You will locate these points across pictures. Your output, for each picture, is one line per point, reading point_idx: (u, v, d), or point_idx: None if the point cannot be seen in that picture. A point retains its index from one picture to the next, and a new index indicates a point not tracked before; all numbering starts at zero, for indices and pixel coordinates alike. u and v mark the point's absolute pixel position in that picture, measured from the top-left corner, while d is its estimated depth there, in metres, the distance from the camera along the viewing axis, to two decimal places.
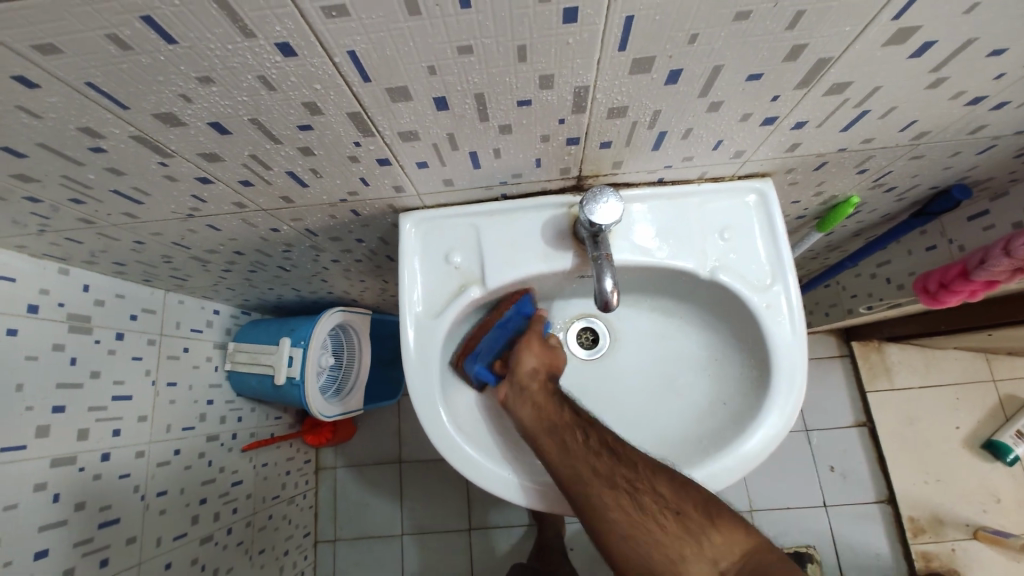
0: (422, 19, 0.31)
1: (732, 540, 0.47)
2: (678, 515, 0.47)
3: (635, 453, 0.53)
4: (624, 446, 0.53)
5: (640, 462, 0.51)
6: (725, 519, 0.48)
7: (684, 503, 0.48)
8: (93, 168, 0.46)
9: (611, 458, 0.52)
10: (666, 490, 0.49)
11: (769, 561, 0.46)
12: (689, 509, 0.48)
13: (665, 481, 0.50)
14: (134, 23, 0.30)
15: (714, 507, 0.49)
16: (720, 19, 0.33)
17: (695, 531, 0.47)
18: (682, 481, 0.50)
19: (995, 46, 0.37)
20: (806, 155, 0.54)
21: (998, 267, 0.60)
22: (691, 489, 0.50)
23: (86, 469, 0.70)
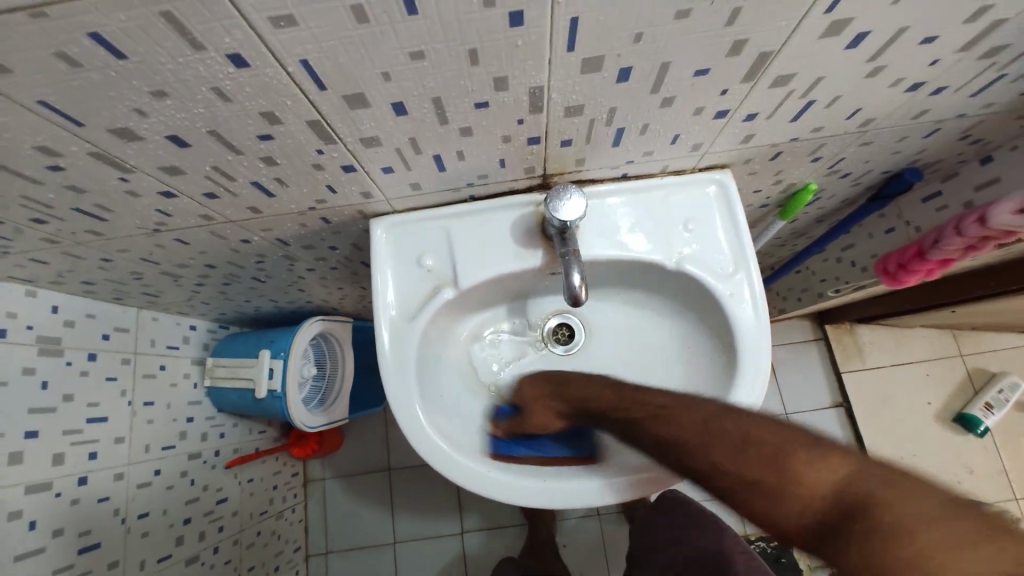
0: (371, 27, 0.32)
1: (815, 477, 0.41)
2: (754, 486, 0.43)
3: (686, 430, 0.49)
4: (672, 430, 0.50)
5: (693, 438, 0.48)
6: (798, 459, 0.42)
7: (748, 469, 0.44)
8: (53, 187, 0.45)
9: (665, 446, 0.50)
10: (728, 464, 0.45)
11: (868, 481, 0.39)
12: (759, 476, 0.43)
13: (722, 451, 0.45)
14: (82, 40, 0.30)
15: (785, 455, 0.43)
16: (661, 18, 0.34)
17: (773, 490, 0.42)
18: (740, 443, 0.45)
19: (925, 34, 0.39)
20: (761, 145, 0.56)
21: (951, 246, 0.63)
22: (752, 448, 0.44)
23: (63, 495, 0.69)
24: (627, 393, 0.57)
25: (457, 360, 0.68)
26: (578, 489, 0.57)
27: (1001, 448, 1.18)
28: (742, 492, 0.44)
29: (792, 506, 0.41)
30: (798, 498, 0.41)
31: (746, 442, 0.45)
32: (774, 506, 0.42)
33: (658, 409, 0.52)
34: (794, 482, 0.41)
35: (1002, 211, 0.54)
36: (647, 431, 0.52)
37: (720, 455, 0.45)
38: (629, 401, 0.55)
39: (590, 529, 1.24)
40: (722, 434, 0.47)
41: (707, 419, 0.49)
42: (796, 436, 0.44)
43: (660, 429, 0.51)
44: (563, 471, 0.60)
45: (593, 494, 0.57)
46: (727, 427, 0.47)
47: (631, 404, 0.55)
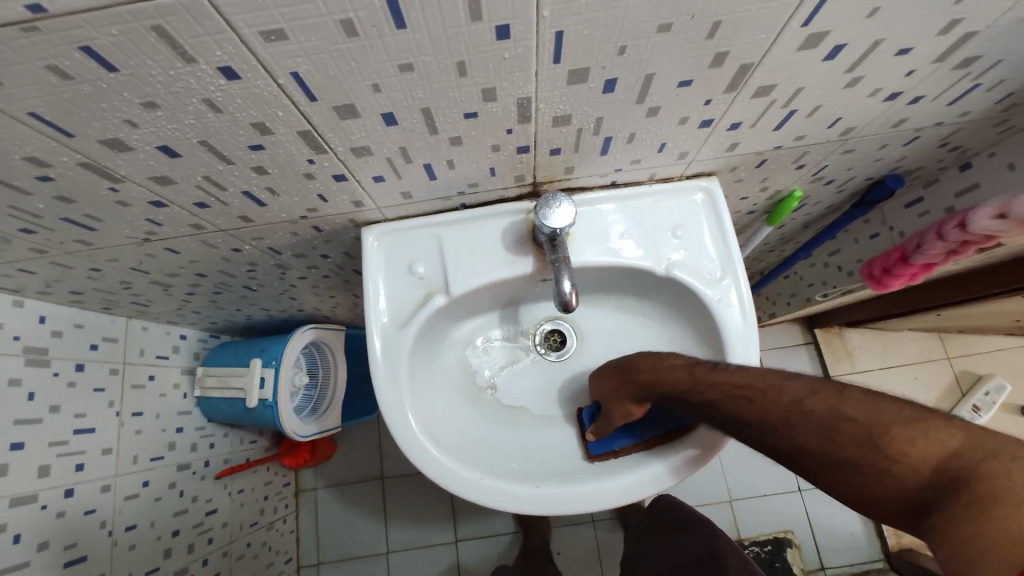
0: (360, 41, 0.33)
1: (912, 452, 0.36)
2: (845, 465, 0.39)
3: (766, 408, 0.45)
4: (752, 410, 0.46)
5: (776, 416, 0.44)
6: (891, 433, 0.37)
7: (837, 447, 0.40)
8: (41, 197, 0.45)
9: (750, 425, 0.46)
10: (813, 441, 0.41)
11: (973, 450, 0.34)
12: (851, 453, 0.39)
13: (807, 429, 0.42)
14: (72, 53, 0.30)
15: (879, 431, 0.38)
16: (644, 32, 0.35)
17: (870, 468, 0.38)
18: (826, 419, 0.41)
19: (900, 46, 0.41)
20: (746, 153, 0.57)
21: (933, 250, 0.64)
22: (841, 426, 0.40)
23: (48, 507, 0.68)
24: (702, 373, 0.51)
25: (450, 366, 0.68)
26: (569, 494, 0.57)
27: None
28: (832, 469, 0.40)
29: (890, 483, 0.37)
30: (896, 476, 0.37)
31: (832, 417, 0.40)
32: (868, 483, 0.38)
33: (735, 387, 0.48)
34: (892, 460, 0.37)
35: (981, 215, 0.56)
36: (729, 411, 0.48)
37: (804, 432, 0.42)
38: (701, 381, 0.51)
39: (585, 536, 1.24)
40: (803, 412, 0.42)
41: (785, 395, 0.44)
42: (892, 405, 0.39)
43: (741, 408, 0.47)
44: (567, 475, 0.59)
45: (585, 500, 0.57)
46: (808, 404, 0.42)
47: (712, 380, 0.50)
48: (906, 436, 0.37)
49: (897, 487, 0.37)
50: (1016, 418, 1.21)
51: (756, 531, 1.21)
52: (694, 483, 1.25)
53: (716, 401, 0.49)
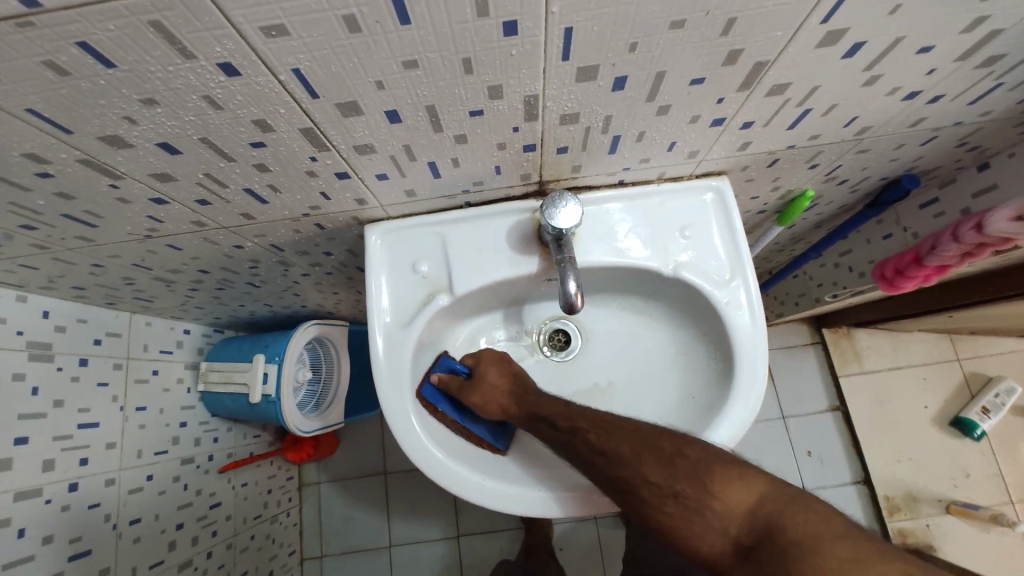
0: (363, 36, 0.32)
1: (734, 493, 0.43)
2: (676, 499, 0.45)
3: (620, 442, 0.50)
4: (608, 442, 0.51)
5: (625, 450, 0.49)
6: (717, 476, 0.45)
7: (674, 482, 0.46)
8: (42, 193, 0.45)
9: (602, 457, 0.51)
10: (657, 476, 0.47)
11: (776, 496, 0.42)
12: (684, 487, 0.45)
13: (651, 463, 0.48)
14: (70, 49, 0.30)
15: (709, 473, 0.45)
16: (657, 28, 0.34)
17: (696, 505, 0.44)
18: (670, 457, 0.47)
19: (921, 44, 0.39)
20: (757, 153, 0.55)
21: (948, 252, 0.63)
22: (680, 462, 0.47)
23: (53, 501, 0.68)
24: (575, 407, 0.56)
25: None
26: (575, 497, 0.56)
27: (997, 452, 1.19)
28: (665, 503, 0.46)
29: (710, 520, 0.43)
30: (716, 513, 0.43)
31: (675, 456, 0.47)
32: (693, 517, 0.44)
33: (602, 421, 0.53)
34: (713, 498, 0.44)
35: (999, 218, 0.54)
36: (586, 441, 0.53)
37: (648, 465, 0.48)
38: (576, 413, 0.55)
39: (587, 534, 1.24)
40: (656, 447, 0.49)
41: (645, 433, 0.50)
42: (719, 455, 0.47)
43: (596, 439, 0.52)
44: (564, 479, 0.59)
45: (590, 503, 0.57)
46: (663, 441, 0.49)
47: (584, 415, 0.55)
48: (729, 478, 0.44)
49: (715, 525, 0.43)
50: None
51: None
52: None
53: (586, 432, 0.53)
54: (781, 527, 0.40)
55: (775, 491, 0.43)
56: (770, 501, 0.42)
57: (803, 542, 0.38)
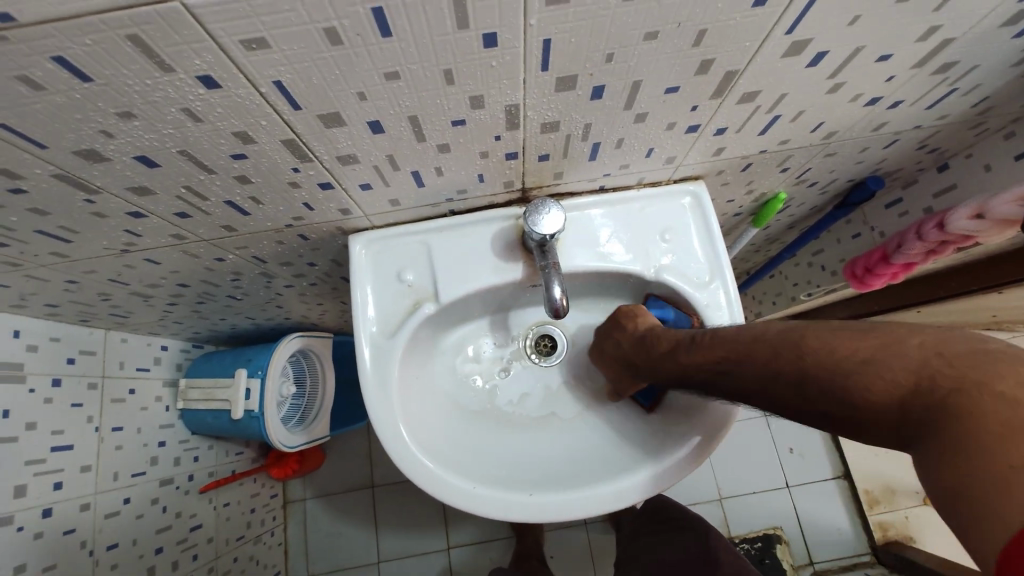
0: (345, 49, 0.32)
1: (878, 390, 0.34)
2: (827, 415, 0.38)
3: (746, 374, 0.45)
4: (737, 383, 0.46)
5: (755, 382, 0.44)
6: (853, 375, 0.35)
7: (814, 399, 0.39)
8: (14, 210, 0.43)
9: (742, 396, 0.47)
10: (794, 399, 0.41)
11: (937, 368, 0.31)
12: (828, 405, 0.38)
13: (783, 385, 0.41)
14: (44, 64, 0.29)
15: (845, 381, 0.36)
16: (632, 40, 0.35)
17: (846, 416, 0.36)
18: (801, 380, 0.39)
19: (881, 52, 0.41)
20: (731, 158, 0.57)
21: (913, 250, 0.66)
22: (808, 378, 0.39)
23: (25, 528, 0.66)
24: (686, 358, 0.51)
25: (442, 375, 0.67)
26: (559, 501, 0.57)
27: None
28: (823, 421, 0.39)
29: (870, 424, 0.35)
30: (869, 418, 0.35)
31: (802, 373, 0.39)
32: (854, 428, 0.36)
33: (716, 364, 0.48)
34: (858, 405, 0.35)
35: (959, 216, 0.57)
36: (721, 389, 0.49)
37: (782, 391, 0.42)
38: (688, 364, 0.51)
39: (577, 538, 1.24)
40: (777, 375, 0.42)
41: (762, 355, 0.43)
42: (860, 339, 0.36)
43: (728, 380, 0.47)
44: (554, 480, 0.59)
45: (578, 507, 0.57)
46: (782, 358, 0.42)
47: (702, 358, 0.50)
48: (869, 370, 0.34)
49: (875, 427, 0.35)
50: None
51: (747, 528, 1.22)
52: (685, 482, 1.26)
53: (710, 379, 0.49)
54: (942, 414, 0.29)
55: (940, 362, 0.31)
56: (936, 378, 0.31)
57: (983, 431, 0.27)
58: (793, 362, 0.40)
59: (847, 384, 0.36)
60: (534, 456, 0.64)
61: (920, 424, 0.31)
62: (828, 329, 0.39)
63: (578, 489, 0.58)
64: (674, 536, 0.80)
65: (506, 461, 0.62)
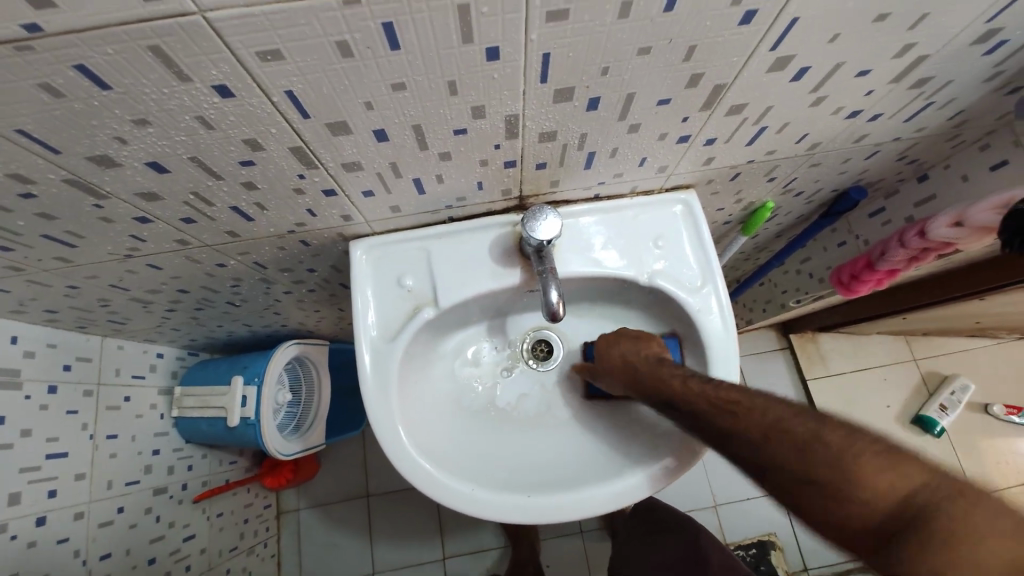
0: (355, 61, 0.34)
1: (883, 485, 0.36)
2: (813, 487, 0.39)
3: (747, 424, 0.45)
4: (734, 424, 0.46)
5: (755, 433, 0.44)
6: (867, 465, 0.37)
7: (812, 471, 0.39)
8: (22, 215, 0.44)
9: (728, 439, 0.46)
10: (789, 461, 0.41)
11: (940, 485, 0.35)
12: (824, 477, 0.39)
13: (784, 445, 0.41)
14: (67, 72, 0.31)
15: (854, 462, 0.38)
16: (626, 54, 0.38)
17: (836, 492, 0.38)
18: (807, 444, 0.40)
19: (860, 68, 0.44)
20: (721, 167, 0.60)
21: (897, 257, 0.68)
22: (820, 449, 0.39)
23: (18, 537, 0.65)
24: (695, 384, 0.52)
25: (441, 378, 0.68)
26: (557, 502, 0.58)
27: (957, 447, 1.25)
28: (801, 489, 0.40)
29: (853, 509, 0.37)
30: (860, 503, 0.37)
31: (813, 442, 0.40)
32: (831, 505, 0.38)
33: (723, 403, 0.48)
34: (857, 487, 0.37)
35: (939, 224, 0.59)
36: (710, 423, 0.48)
37: (776, 449, 0.42)
38: (694, 391, 0.51)
39: (573, 547, 1.24)
40: (781, 434, 0.42)
41: (768, 413, 0.44)
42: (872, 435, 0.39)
43: (722, 421, 0.47)
44: (553, 483, 0.60)
45: (575, 509, 0.58)
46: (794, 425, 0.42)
47: (708, 394, 0.49)
48: (882, 465, 0.37)
49: (857, 515, 0.37)
50: (981, 416, 1.27)
51: (742, 535, 1.23)
52: (680, 489, 1.27)
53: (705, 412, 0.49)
54: (942, 522, 0.34)
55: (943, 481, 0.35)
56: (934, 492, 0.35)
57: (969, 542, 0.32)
58: (805, 431, 0.41)
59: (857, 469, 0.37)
60: (533, 459, 0.64)
61: (909, 523, 0.35)
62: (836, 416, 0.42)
63: (575, 490, 0.59)
64: (668, 537, 0.80)
65: (505, 466, 0.63)
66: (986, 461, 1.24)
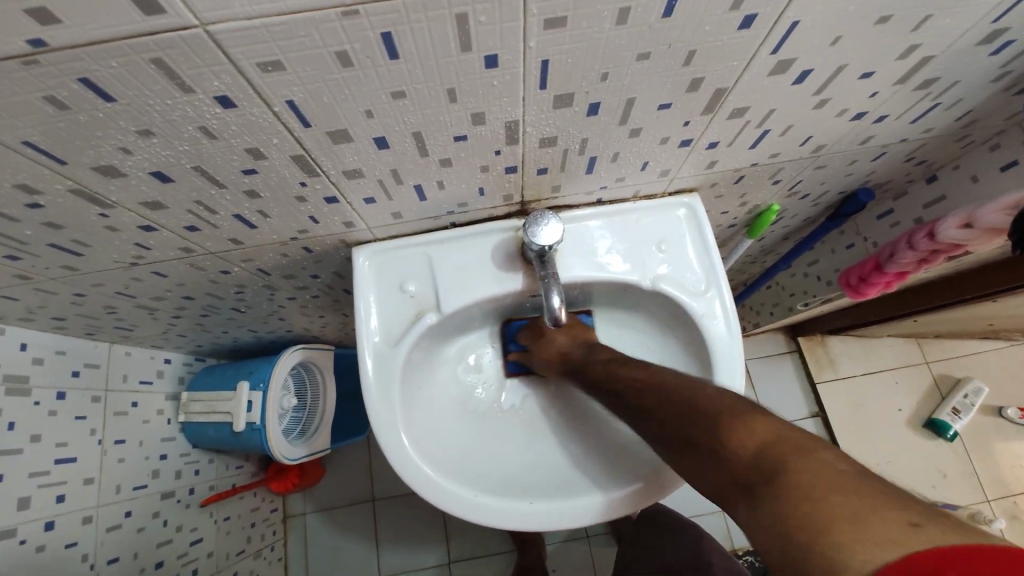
0: (355, 70, 0.34)
1: (743, 439, 0.38)
2: (695, 446, 0.42)
3: (655, 399, 0.49)
4: (645, 400, 0.50)
5: (656, 404, 0.48)
6: (734, 423, 0.39)
7: (694, 432, 0.42)
8: (29, 224, 0.45)
9: (644, 414, 0.49)
10: (677, 427, 0.44)
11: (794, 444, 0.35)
12: (699, 434, 0.42)
13: (674, 416, 0.45)
14: (71, 84, 0.31)
15: (727, 424, 0.40)
16: (626, 60, 0.37)
17: (709, 448, 0.40)
18: (693, 411, 0.44)
19: (863, 70, 0.43)
20: (724, 171, 0.59)
21: (905, 259, 0.67)
22: (699, 412, 0.43)
23: (28, 541, 0.66)
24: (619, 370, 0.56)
25: (445, 384, 0.68)
26: (559, 510, 0.58)
27: (970, 451, 1.23)
28: (690, 453, 0.42)
29: (719, 463, 0.39)
30: (725, 455, 0.38)
31: (696, 409, 0.44)
32: (707, 464, 0.40)
33: (643, 381, 0.52)
34: (722, 441, 0.39)
35: (948, 226, 0.58)
36: (625, 399, 0.52)
37: (673, 420, 0.45)
38: (625, 377, 0.54)
39: (579, 551, 1.23)
40: (682, 406, 0.45)
41: (677, 392, 0.47)
42: (748, 407, 0.41)
43: (639, 397, 0.51)
44: (553, 490, 0.60)
45: (576, 516, 0.58)
46: (687, 397, 0.46)
47: (636, 379, 0.53)
48: (747, 426, 0.39)
49: (724, 469, 0.38)
50: (995, 419, 1.24)
51: (751, 541, 1.22)
52: (687, 493, 1.25)
53: (630, 391, 0.52)
54: (786, 471, 0.33)
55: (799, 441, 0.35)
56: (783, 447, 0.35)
57: (809, 484, 0.32)
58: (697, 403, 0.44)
59: (725, 429, 0.40)
60: (533, 465, 0.65)
61: (759, 471, 0.35)
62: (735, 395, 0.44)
63: (573, 498, 0.59)
64: (674, 539, 0.80)
65: (506, 471, 0.63)
66: (1001, 465, 1.22)
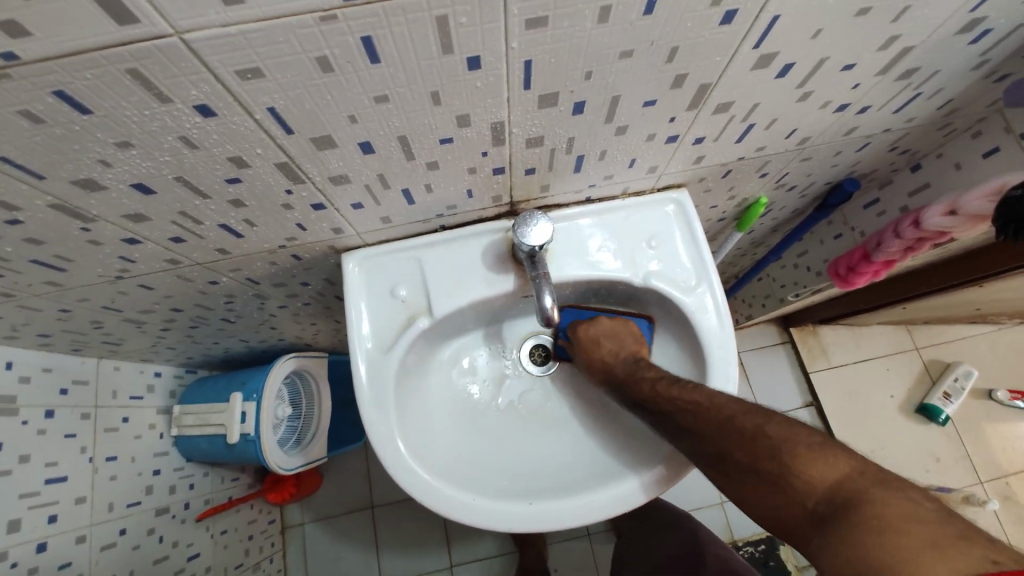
0: (336, 75, 0.34)
1: (816, 472, 0.40)
2: (758, 475, 0.43)
3: (705, 420, 0.49)
4: (698, 422, 0.50)
5: (709, 425, 0.48)
6: (802, 457, 0.41)
7: (756, 460, 0.44)
8: (9, 240, 0.44)
9: (692, 436, 0.50)
10: (736, 454, 0.45)
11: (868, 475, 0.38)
12: (764, 465, 0.43)
13: (731, 440, 0.46)
14: (45, 97, 0.30)
15: (789, 452, 0.42)
16: (608, 58, 0.37)
17: (776, 479, 0.42)
18: (753, 436, 0.45)
19: (845, 62, 0.44)
20: (711, 165, 0.60)
21: (891, 247, 0.68)
22: (762, 439, 0.44)
23: (19, 564, 0.64)
24: (662, 388, 0.55)
25: (439, 388, 0.67)
26: (555, 510, 0.58)
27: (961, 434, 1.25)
28: (751, 482, 0.44)
29: (790, 495, 0.41)
30: (797, 487, 0.40)
31: (756, 434, 0.45)
32: (773, 492, 0.42)
33: (688, 402, 0.52)
34: (793, 472, 0.41)
35: (933, 214, 0.59)
36: (675, 421, 0.52)
37: (728, 444, 0.46)
38: (661, 396, 0.54)
39: (580, 551, 1.23)
40: (733, 429, 0.47)
41: (723, 411, 0.49)
42: (809, 433, 0.43)
43: (686, 418, 0.51)
44: (549, 490, 0.60)
45: (571, 514, 0.58)
46: (741, 421, 0.47)
47: (680, 398, 0.53)
48: (817, 459, 0.41)
49: (794, 499, 0.40)
50: (985, 402, 1.26)
51: (750, 532, 1.22)
52: (685, 487, 1.26)
53: (671, 411, 0.53)
54: (869, 507, 0.36)
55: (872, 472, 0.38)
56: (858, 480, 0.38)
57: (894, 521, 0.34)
58: (753, 428, 0.46)
59: (795, 462, 0.41)
60: (529, 465, 0.64)
61: (836, 506, 0.38)
62: (784, 416, 0.46)
63: (571, 496, 0.59)
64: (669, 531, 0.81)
65: (502, 474, 0.63)
66: (992, 448, 1.23)
